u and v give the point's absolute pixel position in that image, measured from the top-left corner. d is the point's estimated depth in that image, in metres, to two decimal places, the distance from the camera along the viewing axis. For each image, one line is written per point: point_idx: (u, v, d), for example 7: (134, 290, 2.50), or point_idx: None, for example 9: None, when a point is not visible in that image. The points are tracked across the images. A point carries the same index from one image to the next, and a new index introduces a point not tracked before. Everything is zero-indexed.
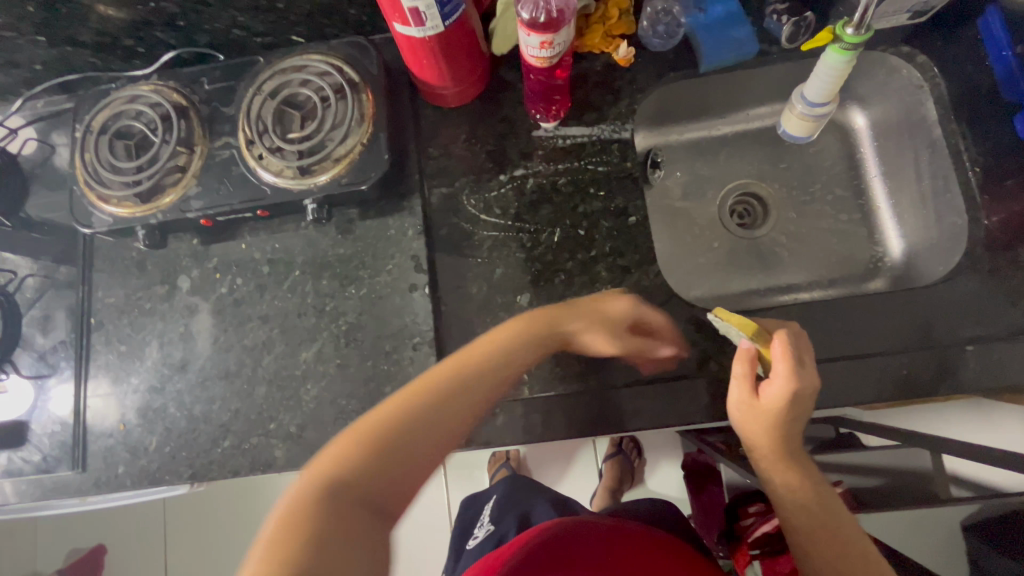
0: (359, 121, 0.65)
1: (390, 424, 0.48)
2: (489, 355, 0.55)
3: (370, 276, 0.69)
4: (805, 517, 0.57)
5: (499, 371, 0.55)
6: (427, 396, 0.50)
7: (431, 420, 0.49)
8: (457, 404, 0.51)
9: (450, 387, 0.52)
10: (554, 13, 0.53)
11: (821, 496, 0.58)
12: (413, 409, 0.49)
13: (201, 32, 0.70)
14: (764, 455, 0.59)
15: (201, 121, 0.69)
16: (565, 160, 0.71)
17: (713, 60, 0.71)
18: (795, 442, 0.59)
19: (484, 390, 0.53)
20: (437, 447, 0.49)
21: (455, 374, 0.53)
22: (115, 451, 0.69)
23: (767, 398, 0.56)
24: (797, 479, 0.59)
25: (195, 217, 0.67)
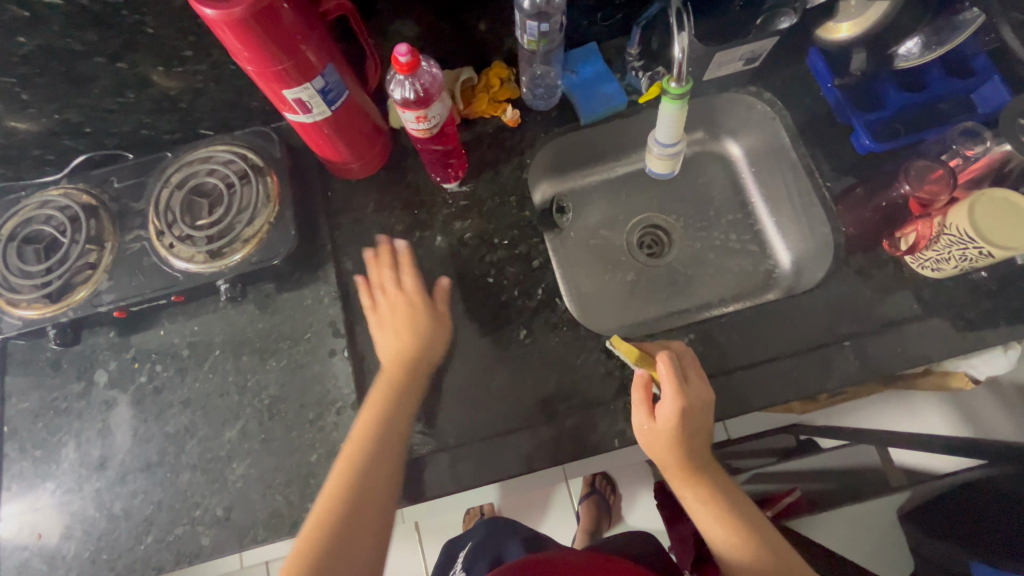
0: (265, 202, 0.69)
1: (350, 472, 0.60)
2: (393, 400, 0.64)
3: (290, 347, 0.71)
4: (719, 528, 0.60)
5: (395, 419, 0.63)
6: (358, 460, 0.60)
7: (376, 463, 0.60)
8: (387, 447, 0.61)
9: (367, 437, 0.61)
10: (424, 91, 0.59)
11: (733, 507, 0.61)
12: (358, 458, 0.60)
13: (109, 136, 0.74)
14: (675, 473, 0.62)
15: (111, 218, 0.71)
16: (468, 217, 0.77)
17: (590, 114, 0.78)
18: (703, 457, 0.62)
19: (392, 426, 0.62)
20: (382, 481, 0.60)
21: (373, 422, 0.62)
22: (29, 566, 0.65)
23: (664, 419, 0.60)
24: (708, 493, 0.61)
25: (108, 310, 0.68)
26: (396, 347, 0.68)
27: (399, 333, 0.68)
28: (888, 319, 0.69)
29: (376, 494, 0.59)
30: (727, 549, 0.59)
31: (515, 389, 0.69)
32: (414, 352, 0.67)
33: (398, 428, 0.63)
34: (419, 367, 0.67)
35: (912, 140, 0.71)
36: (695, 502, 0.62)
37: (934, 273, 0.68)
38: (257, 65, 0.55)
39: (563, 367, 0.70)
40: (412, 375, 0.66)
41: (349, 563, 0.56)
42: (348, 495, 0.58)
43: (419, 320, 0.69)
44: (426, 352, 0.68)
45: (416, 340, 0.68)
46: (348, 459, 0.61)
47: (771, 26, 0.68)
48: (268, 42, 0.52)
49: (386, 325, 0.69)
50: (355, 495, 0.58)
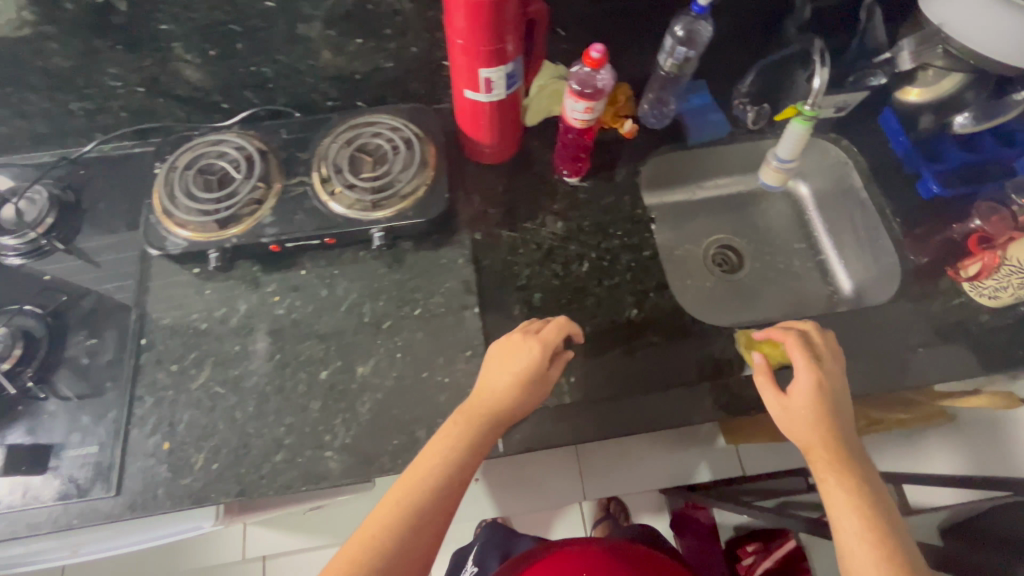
0: (424, 166, 0.78)
1: (397, 522, 0.58)
2: (460, 448, 0.62)
3: (425, 298, 0.77)
4: (855, 513, 0.58)
5: (462, 454, 0.62)
6: (411, 499, 0.60)
7: (423, 515, 0.59)
8: (431, 500, 0.60)
9: (426, 484, 0.60)
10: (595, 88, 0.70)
11: (876, 504, 0.59)
12: (404, 502, 0.59)
13: (283, 94, 0.82)
14: (820, 453, 0.63)
15: (278, 163, 0.79)
16: (587, 207, 0.86)
17: (699, 137, 0.91)
18: (850, 446, 0.63)
19: (450, 478, 0.61)
20: (418, 534, 0.58)
21: (431, 474, 0.61)
22: (155, 472, 0.67)
23: (796, 391, 0.66)
24: (852, 482, 0.61)
25: (268, 241, 0.74)
26: (513, 390, 0.64)
27: (485, 389, 0.65)
28: (953, 335, 0.79)
29: (405, 545, 0.57)
30: (858, 537, 0.57)
31: (626, 360, 0.77)
32: (509, 400, 0.64)
33: (449, 478, 0.61)
34: (501, 412, 0.64)
35: (968, 191, 0.85)
36: (835, 487, 0.61)
37: (990, 300, 0.79)
38: (469, 40, 0.65)
39: (668, 346, 0.78)
40: (490, 417, 0.64)
41: None
42: (389, 538, 0.57)
43: (531, 371, 0.65)
44: (519, 399, 0.65)
45: (532, 390, 0.65)
46: (388, 502, 0.60)
47: (863, 83, 0.82)
48: (489, 23, 0.63)
49: (499, 370, 0.66)
50: (392, 541, 0.57)
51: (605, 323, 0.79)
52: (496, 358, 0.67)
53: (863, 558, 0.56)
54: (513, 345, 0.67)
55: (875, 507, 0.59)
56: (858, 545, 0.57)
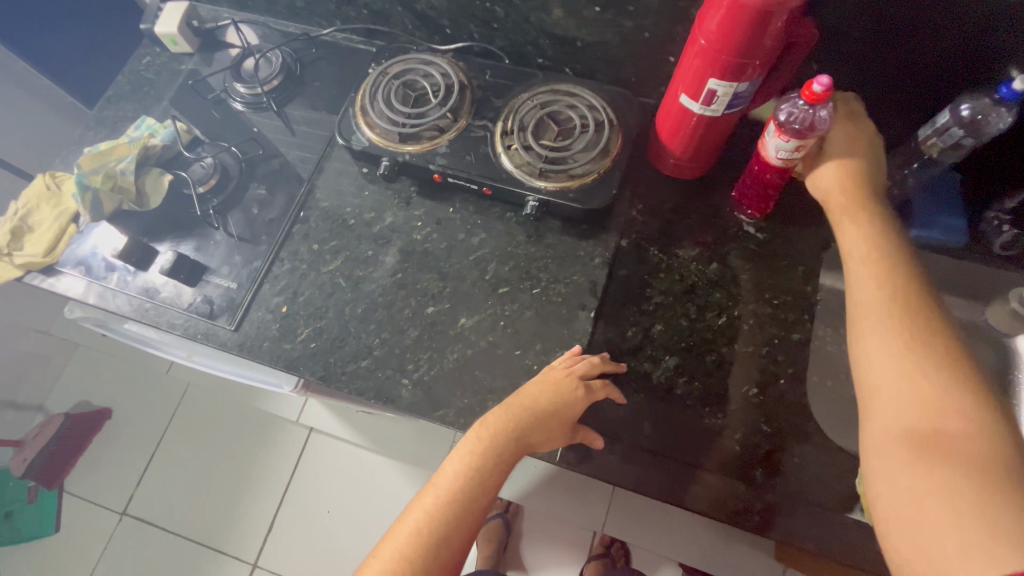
0: (604, 154, 0.74)
1: (432, 532, 0.58)
2: (483, 467, 0.61)
3: (548, 281, 0.75)
4: (897, 337, 0.50)
5: (496, 471, 0.62)
6: (445, 512, 0.59)
7: (452, 529, 0.58)
8: (461, 514, 0.59)
9: (460, 498, 0.60)
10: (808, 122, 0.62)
11: (919, 316, 0.50)
12: (429, 518, 0.59)
13: (503, 38, 0.83)
14: (860, 276, 0.56)
15: (472, 101, 0.80)
16: (751, 261, 0.77)
17: (920, 232, 0.74)
18: (886, 237, 0.57)
19: (485, 493, 0.61)
20: (450, 552, 0.57)
21: (455, 490, 0.60)
22: (268, 327, 0.75)
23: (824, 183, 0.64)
24: (868, 224, 0.59)
25: (434, 169, 0.77)
26: (543, 424, 0.63)
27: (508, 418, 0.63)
28: None
29: (441, 561, 0.57)
30: (900, 435, 0.46)
31: (723, 435, 0.69)
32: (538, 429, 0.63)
33: (479, 493, 0.61)
34: (526, 441, 0.63)
35: None
36: (867, 297, 0.53)
37: None
38: (713, 43, 0.59)
39: (776, 443, 0.68)
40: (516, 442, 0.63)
41: None
42: (420, 549, 0.57)
43: (566, 409, 0.64)
44: (550, 430, 0.64)
45: (562, 430, 0.64)
46: (417, 517, 0.59)
47: None
48: (744, 32, 0.56)
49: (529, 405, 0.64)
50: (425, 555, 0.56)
51: (717, 386, 0.71)
52: (525, 390, 0.65)
53: (928, 455, 0.43)
54: (549, 381, 0.66)
55: (890, 283, 0.53)
56: (903, 444, 0.45)
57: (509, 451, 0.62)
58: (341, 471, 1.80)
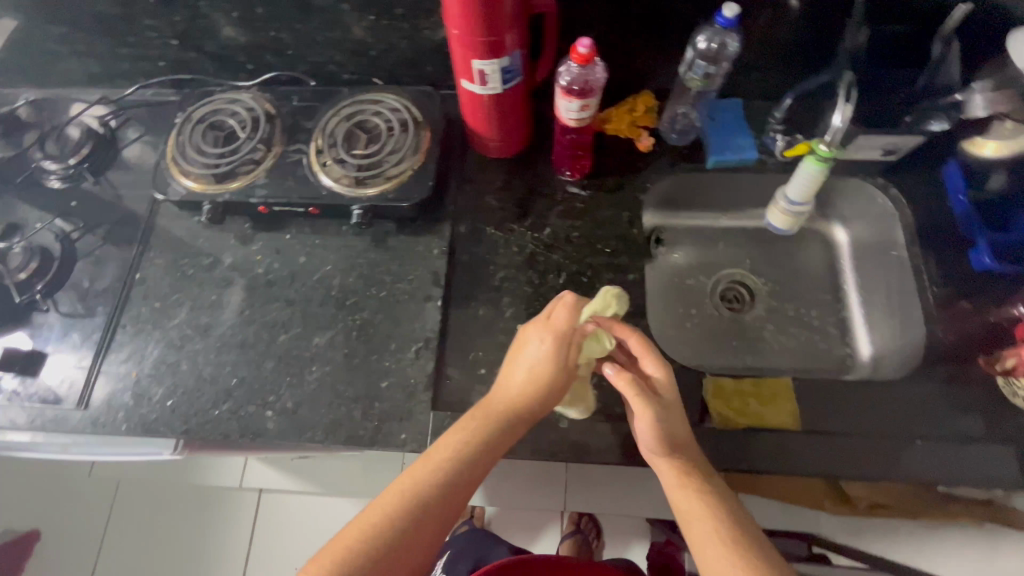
0: (415, 151, 0.77)
1: (434, 493, 0.60)
2: (466, 457, 0.62)
3: (393, 282, 0.78)
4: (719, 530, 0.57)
5: (509, 432, 0.65)
6: (450, 473, 0.61)
7: (429, 515, 0.59)
8: (440, 503, 0.60)
9: (467, 460, 0.62)
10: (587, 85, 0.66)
11: (740, 536, 0.57)
12: (410, 502, 0.59)
13: (302, 61, 0.84)
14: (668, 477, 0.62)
15: (283, 128, 0.81)
16: (579, 218, 0.82)
17: (718, 158, 0.83)
18: (666, 418, 0.62)
19: (491, 454, 0.64)
20: (448, 505, 0.60)
21: (453, 458, 0.62)
22: (120, 396, 0.73)
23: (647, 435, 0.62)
24: (703, 492, 0.60)
25: (256, 202, 0.77)
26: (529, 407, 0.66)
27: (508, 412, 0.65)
28: (968, 434, 0.68)
29: (440, 514, 0.60)
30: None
31: None
32: (525, 416, 0.66)
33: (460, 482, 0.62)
34: (540, 396, 0.66)
35: None
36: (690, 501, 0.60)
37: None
38: (464, 32, 0.63)
39: None
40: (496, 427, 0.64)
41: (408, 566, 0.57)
42: (397, 535, 0.57)
43: (574, 339, 0.67)
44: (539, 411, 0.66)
45: (573, 355, 0.67)
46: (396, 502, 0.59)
47: (920, 125, 0.73)
48: (484, 16, 0.61)
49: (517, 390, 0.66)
50: (399, 538, 0.57)
51: None
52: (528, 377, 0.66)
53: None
54: (545, 360, 0.66)
55: (717, 508, 0.59)
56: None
57: (529, 409, 0.66)
58: (300, 523, 1.76)
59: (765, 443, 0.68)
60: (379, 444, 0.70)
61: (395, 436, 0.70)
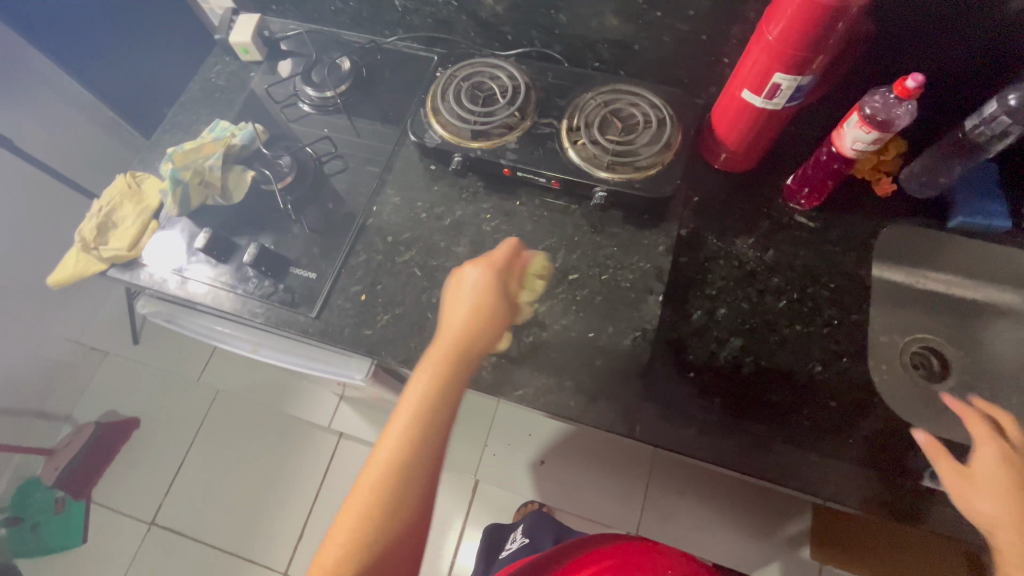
0: (667, 147, 0.79)
1: (409, 456, 0.57)
2: (431, 402, 0.60)
3: (615, 267, 0.80)
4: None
5: (447, 386, 0.61)
6: (415, 433, 0.58)
7: (422, 468, 0.57)
8: (419, 458, 0.57)
9: (427, 416, 0.59)
10: (888, 118, 0.65)
11: None
12: (388, 463, 0.57)
13: (563, 43, 0.88)
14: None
15: (536, 102, 0.85)
16: (806, 247, 0.82)
17: (965, 219, 0.81)
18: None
19: (449, 409, 0.60)
20: (426, 459, 0.58)
21: (412, 417, 0.59)
22: (348, 313, 0.79)
23: (991, 506, 0.59)
24: None
25: (503, 164, 0.81)
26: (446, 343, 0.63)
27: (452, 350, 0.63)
28: None
29: (422, 472, 0.57)
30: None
31: (791, 411, 0.72)
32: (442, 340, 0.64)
33: (431, 437, 0.58)
34: (468, 346, 0.63)
35: None
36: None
37: None
38: (781, 43, 0.64)
39: (840, 417, 0.71)
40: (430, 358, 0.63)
41: (405, 530, 0.56)
42: (380, 498, 0.56)
43: (495, 300, 0.65)
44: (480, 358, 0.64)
45: (497, 313, 0.65)
46: (375, 467, 0.57)
47: None
48: (813, 29, 0.61)
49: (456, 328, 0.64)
50: (379, 500, 0.56)
51: (782, 365, 0.74)
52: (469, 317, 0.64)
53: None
54: (476, 296, 0.65)
55: None
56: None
57: (457, 365, 0.62)
58: None
59: None
60: (586, 418, 0.72)
61: (603, 415, 0.72)
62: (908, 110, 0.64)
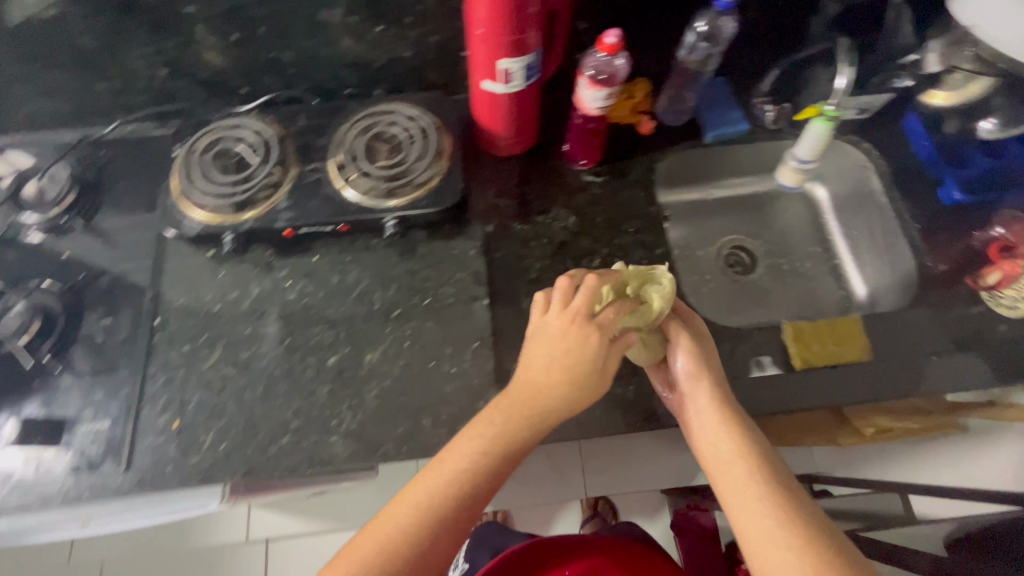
0: (439, 156, 0.78)
1: (433, 512, 0.57)
2: (467, 462, 0.59)
3: (435, 287, 0.78)
4: (765, 538, 0.52)
5: (502, 448, 0.60)
6: (446, 485, 0.58)
7: (444, 527, 0.56)
8: (448, 516, 0.57)
9: (466, 473, 0.59)
10: (610, 73, 0.70)
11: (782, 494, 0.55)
12: (430, 490, 0.58)
13: (303, 80, 0.83)
14: (735, 472, 0.57)
15: (295, 149, 0.79)
16: (600, 203, 0.86)
17: (716, 132, 0.90)
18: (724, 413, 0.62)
19: (487, 466, 0.59)
20: (455, 518, 0.57)
21: (454, 474, 0.59)
22: (165, 449, 0.68)
23: (684, 382, 0.66)
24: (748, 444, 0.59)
25: (281, 226, 0.75)
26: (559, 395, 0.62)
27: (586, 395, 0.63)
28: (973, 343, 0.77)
29: (442, 531, 0.56)
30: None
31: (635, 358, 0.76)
32: (548, 392, 0.62)
33: (463, 469, 0.59)
34: (540, 417, 0.62)
35: (996, 197, 0.84)
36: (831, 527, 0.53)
37: (1010, 310, 0.78)
38: (489, 31, 0.65)
39: None
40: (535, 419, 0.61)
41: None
42: (415, 525, 0.56)
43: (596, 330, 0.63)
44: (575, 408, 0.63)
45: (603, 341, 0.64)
46: (413, 489, 0.58)
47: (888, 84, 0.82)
48: (509, 12, 0.63)
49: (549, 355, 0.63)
50: (413, 519, 0.56)
51: None
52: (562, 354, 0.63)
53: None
54: (579, 333, 0.63)
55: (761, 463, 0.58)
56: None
57: (512, 426, 0.61)
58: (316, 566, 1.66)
59: (809, 381, 0.74)
60: None
61: None
62: (621, 62, 0.69)
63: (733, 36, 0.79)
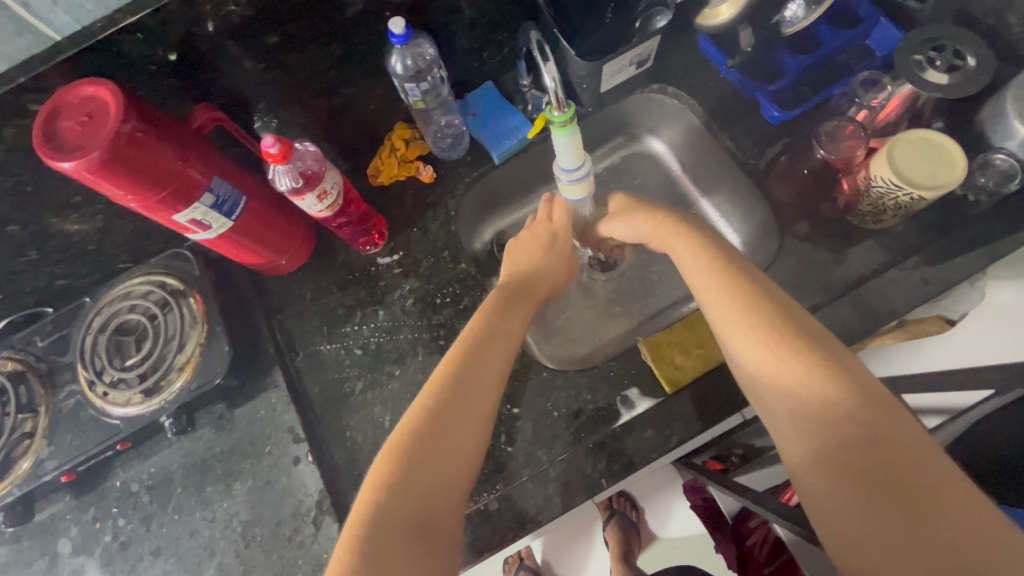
0: (192, 324, 0.67)
1: (436, 424, 0.49)
2: (461, 372, 0.53)
3: (254, 463, 0.68)
4: (767, 365, 0.47)
5: (492, 353, 0.55)
6: (435, 402, 0.50)
7: (455, 438, 0.49)
8: (461, 423, 0.50)
9: (452, 381, 0.52)
10: (312, 169, 0.59)
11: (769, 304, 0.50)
12: (420, 424, 0.49)
13: (24, 296, 0.70)
14: (719, 311, 0.52)
15: (41, 380, 0.68)
16: (408, 281, 0.75)
17: (501, 151, 0.77)
18: (707, 248, 0.57)
19: (485, 384, 0.53)
20: (467, 433, 0.49)
21: (460, 384, 0.52)
22: None
23: (638, 227, 0.65)
24: (723, 261, 0.55)
25: (54, 477, 0.65)
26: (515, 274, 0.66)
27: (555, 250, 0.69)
28: (848, 282, 0.67)
29: (455, 447, 0.48)
30: (821, 469, 0.42)
31: (493, 453, 0.65)
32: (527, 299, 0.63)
33: (488, 411, 0.52)
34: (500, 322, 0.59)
35: (820, 98, 0.71)
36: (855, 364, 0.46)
37: (876, 224, 0.67)
38: (135, 202, 0.52)
39: (533, 420, 0.67)
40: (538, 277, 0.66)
41: (441, 503, 0.46)
42: (427, 437, 0.48)
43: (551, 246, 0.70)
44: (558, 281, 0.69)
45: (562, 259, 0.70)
46: (397, 436, 0.48)
47: (650, 27, 0.66)
48: (137, 178, 0.50)
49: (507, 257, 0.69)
50: (421, 479, 0.46)
51: None
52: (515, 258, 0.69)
53: (887, 485, 0.39)
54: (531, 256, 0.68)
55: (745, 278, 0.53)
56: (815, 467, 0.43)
57: (488, 337, 0.57)
58: None
59: (682, 402, 0.65)
60: None
61: None
62: (306, 149, 0.60)
63: (440, 62, 0.70)
